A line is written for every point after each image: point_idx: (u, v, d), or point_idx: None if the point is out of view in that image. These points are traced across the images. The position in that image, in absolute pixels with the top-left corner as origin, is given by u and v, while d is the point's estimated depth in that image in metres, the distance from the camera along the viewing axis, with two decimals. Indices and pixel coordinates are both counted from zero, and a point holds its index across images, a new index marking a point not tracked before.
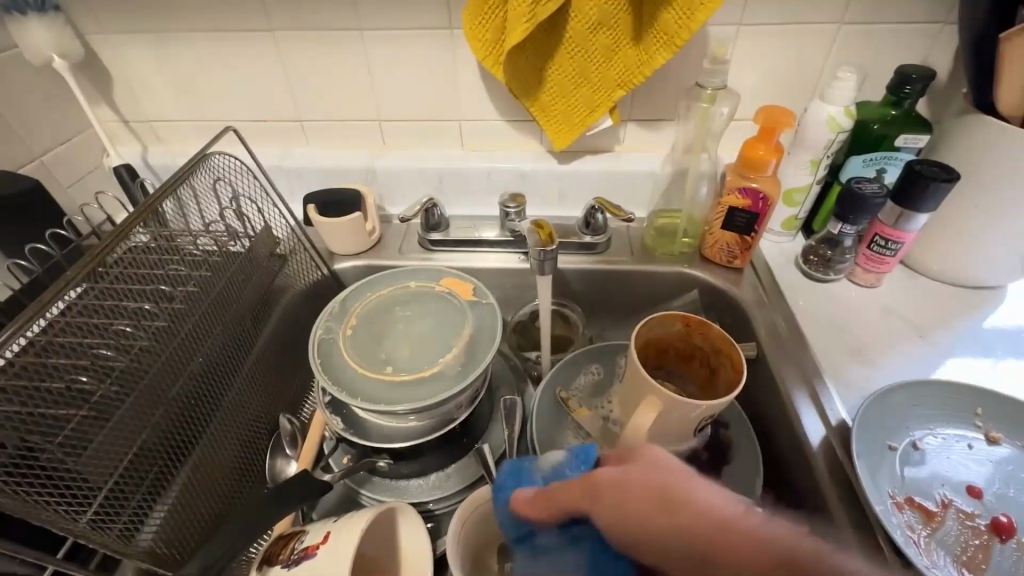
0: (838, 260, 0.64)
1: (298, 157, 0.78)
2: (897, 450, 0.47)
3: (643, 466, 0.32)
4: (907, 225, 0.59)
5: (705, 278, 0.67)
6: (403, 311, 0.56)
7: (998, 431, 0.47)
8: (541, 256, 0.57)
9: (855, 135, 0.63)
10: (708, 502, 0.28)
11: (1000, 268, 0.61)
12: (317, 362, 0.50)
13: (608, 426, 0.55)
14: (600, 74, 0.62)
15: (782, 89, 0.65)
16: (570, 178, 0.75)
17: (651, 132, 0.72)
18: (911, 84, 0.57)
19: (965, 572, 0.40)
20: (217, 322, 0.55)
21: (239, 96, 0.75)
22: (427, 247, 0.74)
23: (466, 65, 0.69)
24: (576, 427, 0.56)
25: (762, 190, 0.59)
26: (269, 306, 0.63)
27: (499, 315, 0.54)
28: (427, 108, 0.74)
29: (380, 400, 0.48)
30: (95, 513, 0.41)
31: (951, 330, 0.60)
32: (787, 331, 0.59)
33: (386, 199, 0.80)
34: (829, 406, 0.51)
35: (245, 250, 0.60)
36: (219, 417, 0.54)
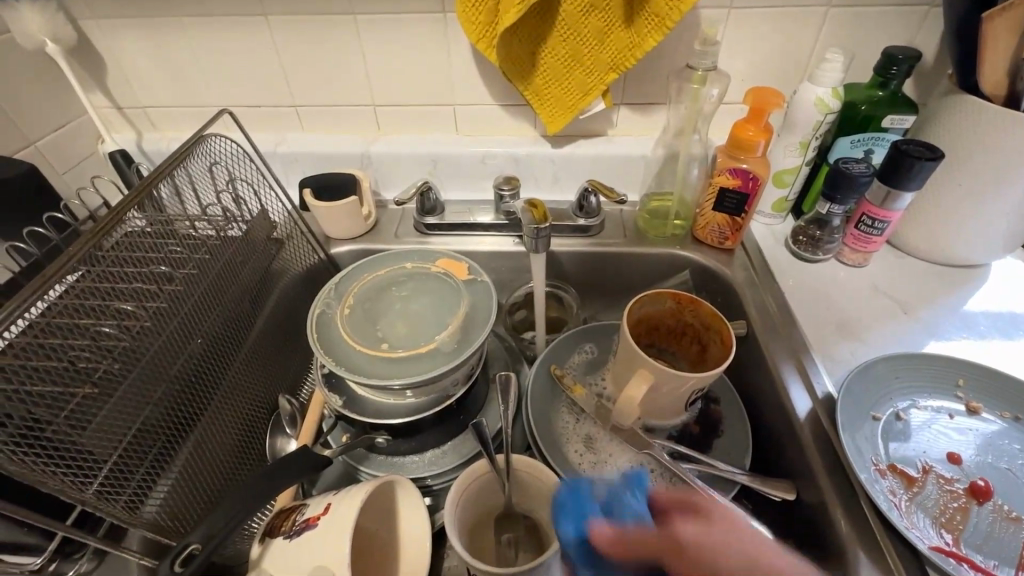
0: (827, 240, 0.65)
1: (294, 142, 0.78)
2: (880, 420, 0.48)
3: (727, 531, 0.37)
4: (894, 204, 0.60)
5: (696, 259, 0.69)
6: (399, 291, 0.57)
7: (978, 401, 0.49)
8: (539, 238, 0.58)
9: (843, 116, 0.64)
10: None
11: (983, 246, 0.62)
12: (315, 339, 0.51)
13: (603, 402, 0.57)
14: (593, 58, 0.63)
15: (773, 72, 0.66)
16: (563, 162, 0.75)
17: (643, 115, 0.73)
18: (897, 65, 0.58)
19: (943, 533, 0.41)
20: (215, 304, 0.56)
21: (232, 83, 0.75)
22: (423, 231, 0.75)
23: (459, 50, 0.69)
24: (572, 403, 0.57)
25: (752, 170, 0.61)
26: (267, 289, 0.64)
27: (494, 293, 0.55)
28: (421, 93, 0.74)
29: (378, 375, 0.49)
30: (101, 485, 0.42)
31: (935, 308, 0.61)
32: (776, 309, 0.61)
33: (382, 184, 0.80)
34: (816, 380, 0.53)
35: (242, 234, 0.61)
36: (218, 396, 0.55)
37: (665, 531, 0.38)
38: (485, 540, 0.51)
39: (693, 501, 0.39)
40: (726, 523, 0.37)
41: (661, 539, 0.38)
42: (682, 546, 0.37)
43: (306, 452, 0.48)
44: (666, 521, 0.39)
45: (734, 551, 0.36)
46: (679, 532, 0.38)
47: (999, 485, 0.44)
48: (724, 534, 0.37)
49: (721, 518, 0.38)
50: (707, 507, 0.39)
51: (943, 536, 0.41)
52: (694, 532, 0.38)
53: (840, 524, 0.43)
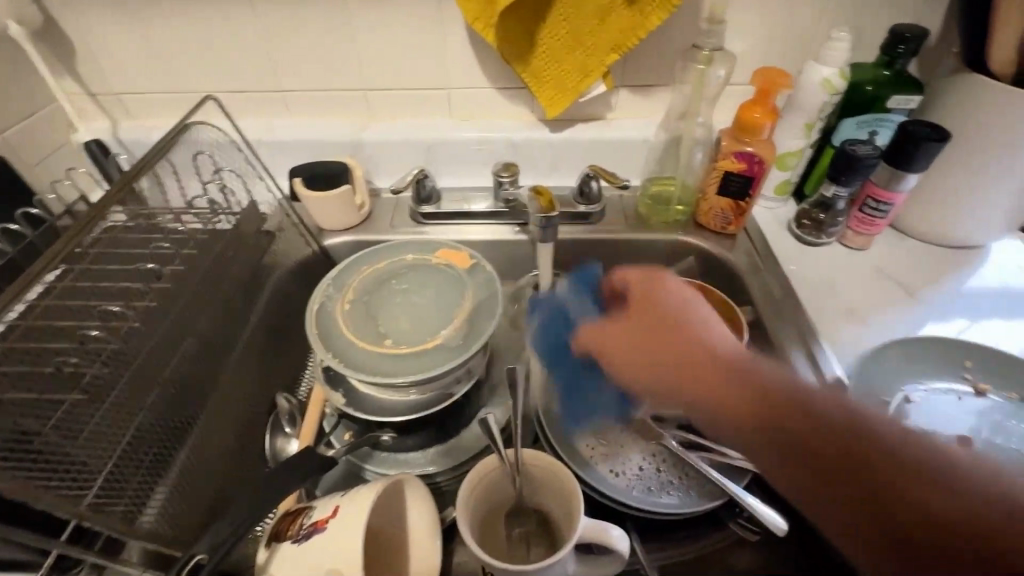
0: (830, 224, 0.64)
1: (281, 129, 0.75)
2: (890, 404, 0.48)
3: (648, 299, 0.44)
4: (898, 186, 0.59)
5: (699, 244, 0.68)
6: (399, 285, 0.55)
7: (985, 382, 0.49)
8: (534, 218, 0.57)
9: (849, 96, 0.62)
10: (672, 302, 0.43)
11: (982, 227, 0.62)
12: (316, 334, 0.49)
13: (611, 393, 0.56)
14: (594, 38, 0.61)
15: (776, 52, 0.65)
16: (562, 146, 0.73)
17: (643, 98, 0.71)
18: (905, 43, 0.57)
19: None
20: (206, 303, 0.54)
21: (212, 67, 0.71)
22: (419, 221, 0.72)
23: (455, 30, 0.67)
24: None
25: (757, 152, 0.60)
26: (260, 285, 0.61)
27: (499, 285, 0.53)
28: (414, 77, 0.71)
29: (381, 373, 0.47)
30: (96, 497, 0.39)
31: (937, 289, 0.61)
32: (780, 295, 0.61)
33: (374, 172, 0.77)
34: (826, 365, 0.52)
35: (231, 227, 0.59)
36: (214, 400, 0.53)
37: (603, 332, 0.45)
38: (497, 535, 0.50)
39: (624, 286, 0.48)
40: (666, 288, 0.44)
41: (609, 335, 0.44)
42: (607, 348, 0.44)
43: (311, 453, 0.46)
44: (610, 321, 0.45)
45: (686, 320, 0.42)
46: (612, 336, 0.44)
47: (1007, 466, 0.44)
48: (669, 328, 0.41)
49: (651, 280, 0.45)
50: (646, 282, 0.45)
51: None
52: (623, 324, 0.44)
53: None
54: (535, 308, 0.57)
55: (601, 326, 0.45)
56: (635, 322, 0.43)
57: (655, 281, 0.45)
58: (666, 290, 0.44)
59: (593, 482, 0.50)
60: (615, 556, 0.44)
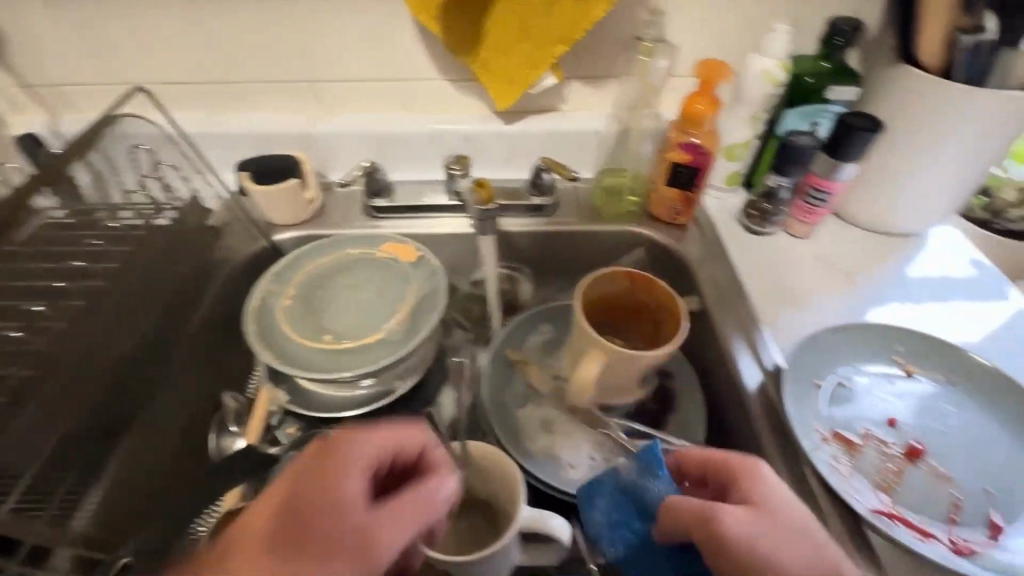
0: (774, 214, 0.66)
1: (228, 122, 0.73)
2: (823, 388, 0.49)
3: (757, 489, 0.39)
4: (836, 175, 0.61)
5: (651, 235, 0.68)
6: (344, 279, 0.54)
7: (914, 365, 0.51)
8: (472, 208, 0.57)
9: (791, 88, 0.63)
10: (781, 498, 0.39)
11: (919, 215, 0.64)
12: (253, 331, 0.49)
13: (559, 384, 0.56)
14: (541, 29, 0.61)
15: (722, 42, 0.65)
16: (516, 138, 0.73)
17: (595, 90, 0.71)
18: (841, 36, 0.59)
19: (881, 495, 0.43)
20: (145, 302, 0.53)
21: (154, 58, 0.69)
22: (372, 215, 0.71)
23: (403, 21, 0.66)
24: (528, 386, 0.57)
25: (702, 144, 0.61)
26: (203, 282, 0.60)
27: (442, 277, 0.53)
28: (365, 68, 0.70)
29: (321, 370, 0.47)
30: (20, 502, 0.39)
31: (877, 276, 0.63)
32: (727, 284, 0.61)
33: (326, 165, 0.75)
34: (766, 353, 0.54)
35: (172, 223, 0.57)
36: (154, 402, 0.53)
37: (712, 521, 0.38)
38: (445, 531, 0.49)
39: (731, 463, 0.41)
40: (772, 487, 0.39)
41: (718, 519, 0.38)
42: (721, 531, 0.37)
43: None
44: (713, 507, 0.38)
45: (793, 524, 0.38)
46: (724, 522, 0.37)
47: (931, 445, 0.46)
48: (774, 527, 0.38)
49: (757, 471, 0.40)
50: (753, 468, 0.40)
51: (880, 497, 0.42)
52: (739, 513, 0.38)
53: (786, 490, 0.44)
54: (596, 493, 0.45)
55: (695, 505, 0.39)
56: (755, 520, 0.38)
57: (758, 470, 0.40)
58: (768, 486, 0.39)
59: (538, 473, 0.50)
60: (555, 545, 0.45)
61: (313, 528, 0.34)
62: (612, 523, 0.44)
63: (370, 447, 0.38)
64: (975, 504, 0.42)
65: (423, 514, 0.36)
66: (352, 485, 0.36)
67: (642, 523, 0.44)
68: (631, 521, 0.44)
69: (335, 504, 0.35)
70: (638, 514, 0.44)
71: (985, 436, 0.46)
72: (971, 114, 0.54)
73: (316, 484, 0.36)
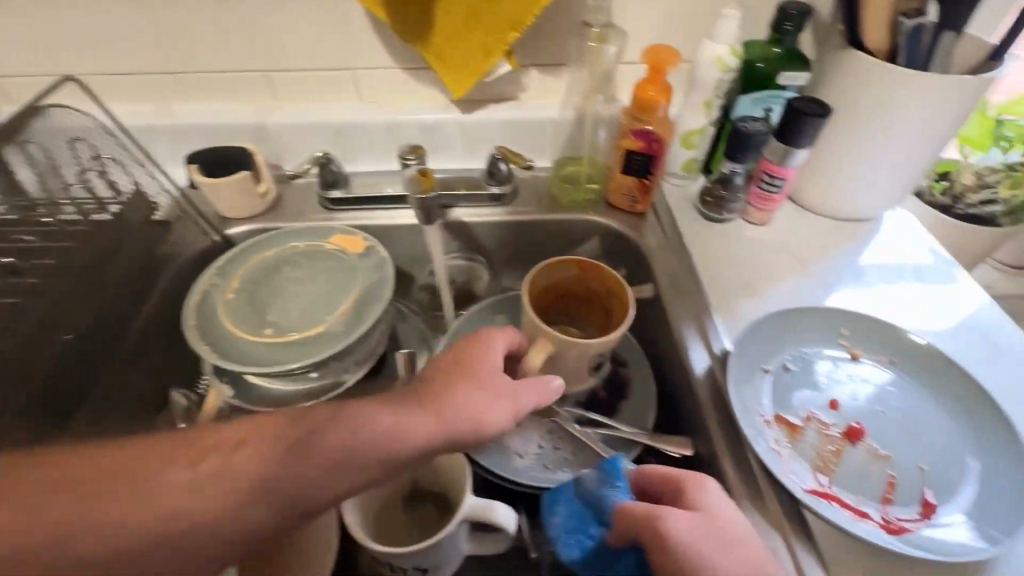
0: (731, 200, 0.66)
1: (178, 114, 0.71)
2: (769, 372, 0.49)
3: (697, 498, 0.38)
4: (790, 161, 0.61)
5: (609, 223, 0.68)
6: (291, 273, 0.53)
7: (859, 348, 0.51)
8: (409, 197, 0.55)
9: (743, 74, 0.64)
10: (721, 509, 0.37)
11: (871, 200, 0.65)
12: (193, 325, 0.48)
13: None
14: (490, 14, 0.60)
15: (675, 28, 0.65)
16: (474, 128, 0.72)
17: (552, 78, 0.71)
18: (791, 21, 0.59)
19: (818, 476, 0.43)
20: (87, 296, 0.53)
21: (98, 48, 0.67)
22: (328, 208, 0.70)
23: (354, 9, 0.65)
24: None
25: (655, 131, 0.60)
26: (151, 276, 0.58)
27: (389, 268, 0.52)
28: (317, 57, 0.69)
29: (262, 362, 0.47)
30: None
31: (830, 262, 0.63)
32: (681, 271, 0.61)
33: (281, 158, 0.74)
34: (716, 339, 0.54)
35: (113, 217, 0.56)
36: (101, 391, 0.54)
37: (656, 529, 0.36)
38: (394, 523, 0.50)
39: (671, 472, 0.40)
40: (711, 497, 0.38)
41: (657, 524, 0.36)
42: (665, 539, 0.36)
43: None
44: (658, 515, 0.37)
45: (730, 534, 0.36)
46: (668, 531, 0.36)
47: (871, 426, 0.46)
48: (720, 538, 0.36)
49: (697, 482, 0.39)
50: (693, 478, 0.39)
51: (818, 478, 0.43)
52: (684, 521, 0.36)
53: (728, 473, 0.45)
54: (558, 499, 0.43)
55: (640, 513, 0.37)
56: (694, 528, 0.36)
57: (698, 481, 0.39)
58: (713, 498, 0.38)
59: (486, 464, 0.50)
60: (499, 536, 0.46)
61: (462, 383, 0.41)
62: (568, 529, 0.43)
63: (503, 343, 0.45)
64: (911, 483, 0.43)
65: (549, 391, 0.44)
66: (487, 364, 0.43)
67: (597, 529, 0.42)
68: (587, 527, 0.42)
69: (492, 372, 0.43)
70: (594, 520, 0.42)
71: (924, 416, 0.47)
72: (917, 99, 0.55)
73: (472, 358, 0.43)
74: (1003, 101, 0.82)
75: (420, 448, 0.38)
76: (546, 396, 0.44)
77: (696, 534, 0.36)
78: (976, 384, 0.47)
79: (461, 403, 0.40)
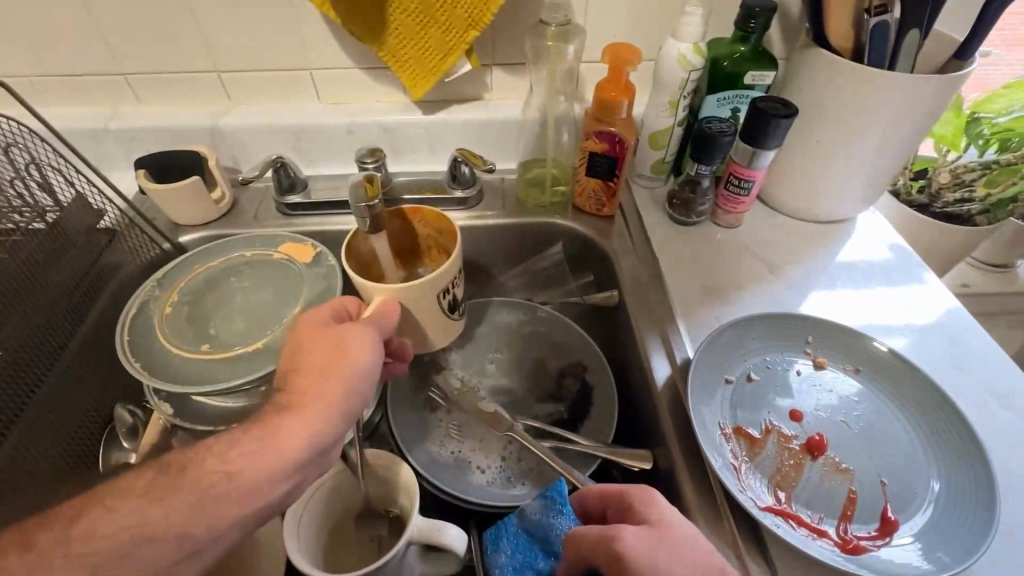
0: (698, 203, 0.64)
1: (127, 117, 0.69)
2: (732, 382, 0.48)
3: (647, 511, 0.36)
4: (758, 163, 0.59)
5: (575, 227, 0.66)
6: (236, 282, 0.54)
7: (824, 356, 0.50)
8: (353, 209, 0.46)
9: (708, 73, 0.62)
10: (674, 520, 0.35)
11: (842, 201, 0.64)
12: (127, 340, 0.48)
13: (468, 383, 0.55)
14: (447, 12, 0.58)
15: (636, 26, 0.64)
16: (437, 129, 0.70)
17: (515, 78, 0.69)
18: (755, 18, 0.57)
19: (776, 492, 0.42)
20: (17, 306, 0.48)
21: (42, 48, 0.64)
22: (286, 213, 0.67)
23: (306, 6, 0.62)
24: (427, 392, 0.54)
25: (618, 133, 0.58)
26: (92, 288, 0.56)
27: (338, 274, 0.53)
28: (271, 57, 0.66)
29: (199, 377, 0.46)
30: None
31: (800, 266, 0.62)
32: (647, 277, 0.60)
33: (239, 161, 0.71)
34: (678, 348, 0.52)
35: (49, 227, 0.51)
36: (36, 409, 0.49)
37: (612, 550, 0.34)
38: (348, 544, 0.47)
39: (615, 488, 0.38)
40: (662, 509, 0.36)
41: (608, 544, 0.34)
42: (621, 559, 0.33)
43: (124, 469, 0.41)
44: (613, 534, 0.34)
45: (688, 544, 0.34)
46: (623, 549, 0.34)
47: (833, 437, 0.45)
48: (674, 546, 0.34)
49: (647, 497, 0.37)
50: (639, 493, 0.37)
51: (776, 495, 0.42)
52: (639, 536, 0.34)
53: (686, 490, 0.43)
54: (501, 535, 0.44)
55: (593, 535, 0.35)
56: (648, 542, 0.34)
57: (645, 494, 0.37)
58: (664, 510, 0.36)
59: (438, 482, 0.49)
60: (451, 555, 0.44)
61: (313, 371, 0.36)
62: (514, 566, 0.42)
63: (320, 313, 0.39)
64: (871, 498, 0.41)
65: (388, 320, 0.41)
66: (310, 345, 0.37)
67: (545, 563, 0.41)
68: (534, 561, 0.42)
69: (328, 345, 0.37)
70: (541, 552, 0.42)
71: (886, 427, 0.45)
72: (881, 100, 0.53)
73: (304, 345, 0.37)
74: (978, 97, 0.81)
75: (330, 437, 0.35)
76: (384, 326, 0.41)
77: (652, 548, 0.33)
78: (939, 392, 0.46)
79: (332, 387, 0.35)
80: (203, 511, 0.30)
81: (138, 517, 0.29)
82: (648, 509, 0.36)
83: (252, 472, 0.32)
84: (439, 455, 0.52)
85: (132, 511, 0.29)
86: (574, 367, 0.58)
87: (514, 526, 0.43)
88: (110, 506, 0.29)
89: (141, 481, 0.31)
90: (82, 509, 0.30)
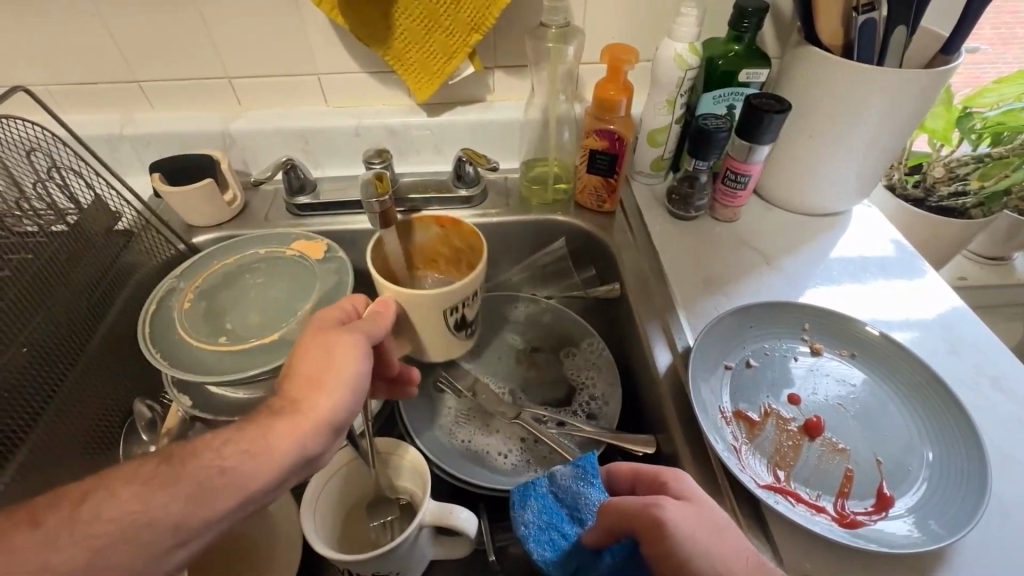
0: (696, 199, 0.66)
1: (142, 123, 0.71)
2: (731, 368, 0.50)
3: (681, 493, 0.37)
4: (753, 158, 0.61)
5: (577, 223, 0.68)
6: (252, 279, 0.56)
7: (821, 342, 0.52)
8: (363, 204, 0.48)
9: (704, 71, 0.64)
10: (707, 500, 0.36)
11: (839, 195, 0.65)
12: (147, 332, 0.50)
13: (532, 446, 0.54)
14: (451, 19, 0.60)
15: (632, 29, 0.66)
16: (441, 130, 0.72)
17: (516, 80, 0.71)
18: (748, 18, 0.59)
19: (775, 471, 0.43)
20: (38, 306, 0.50)
21: (60, 58, 0.66)
22: (296, 214, 0.69)
23: (314, 13, 0.64)
24: (493, 449, 0.54)
25: (617, 130, 0.60)
26: (112, 290, 0.57)
27: (348, 269, 0.55)
28: (280, 63, 0.68)
29: (211, 366, 0.48)
30: None
31: (798, 258, 0.63)
32: (648, 269, 0.62)
33: (249, 163, 0.74)
34: (679, 337, 0.54)
35: (70, 228, 0.53)
36: (57, 406, 0.50)
37: (653, 517, 0.34)
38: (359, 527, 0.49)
39: (648, 468, 0.40)
40: (694, 490, 0.37)
41: (653, 517, 0.35)
42: (661, 527, 0.34)
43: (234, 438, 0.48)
44: (655, 502, 0.35)
45: (723, 526, 0.35)
46: (664, 516, 0.34)
47: (829, 419, 0.47)
48: (711, 523, 0.35)
49: (679, 478, 0.38)
50: (671, 475, 0.38)
51: (774, 473, 0.43)
52: (679, 509, 0.35)
53: (688, 471, 0.44)
54: (530, 494, 0.43)
55: (634, 504, 0.36)
56: (688, 518, 0.34)
57: (676, 477, 0.38)
58: (695, 488, 0.37)
59: (450, 472, 0.51)
60: (461, 539, 0.45)
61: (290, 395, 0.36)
62: (540, 526, 0.42)
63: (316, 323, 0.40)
64: (867, 475, 0.43)
65: (377, 322, 0.41)
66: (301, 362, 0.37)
67: (572, 529, 0.42)
68: (561, 525, 0.43)
69: (321, 354, 0.37)
70: (568, 517, 0.43)
71: (882, 410, 0.47)
72: (873, 94, 0.55)
73: (300, 353, 0.38)
74: (970, 91, 0.82)
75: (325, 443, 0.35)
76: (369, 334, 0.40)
77: (696, 528, 0.34)
78: (933, 376, 0.47)
79: (321, 396, 0.36)
80: (206, 495, 0.31)
81: (153, 501, 0.31)
82: (681, 490, 0.37)
83: (269, 461, 0.33)
84: (453, 444, 0.54)
85: (150, 495, 0.31)
86: (584, 374, 0.59)
87: (543, 491, 0.44)
88: (128, 493, 0.31)
89: (151, 470, 0.32)
90: (87, 493, 0.31)
